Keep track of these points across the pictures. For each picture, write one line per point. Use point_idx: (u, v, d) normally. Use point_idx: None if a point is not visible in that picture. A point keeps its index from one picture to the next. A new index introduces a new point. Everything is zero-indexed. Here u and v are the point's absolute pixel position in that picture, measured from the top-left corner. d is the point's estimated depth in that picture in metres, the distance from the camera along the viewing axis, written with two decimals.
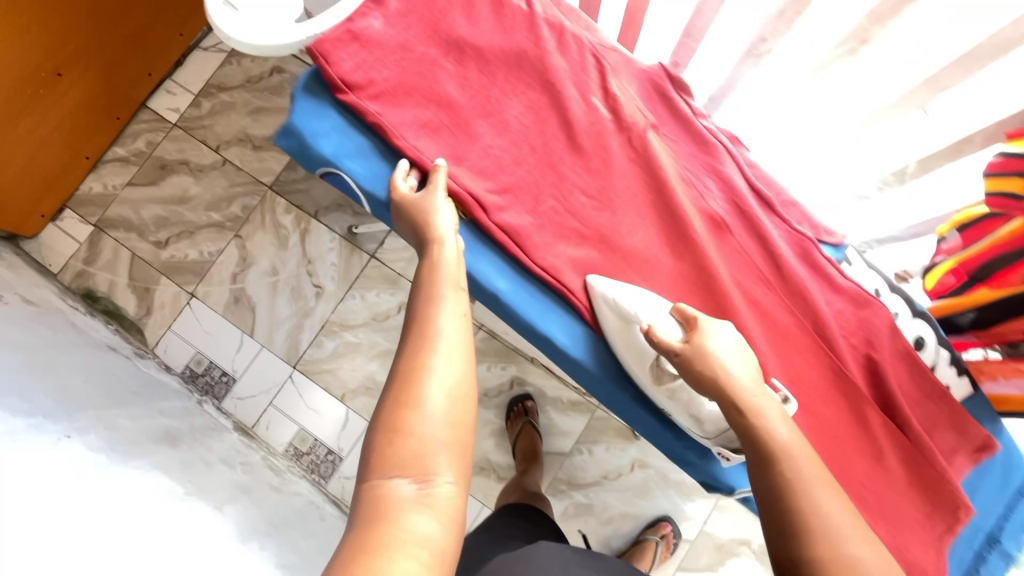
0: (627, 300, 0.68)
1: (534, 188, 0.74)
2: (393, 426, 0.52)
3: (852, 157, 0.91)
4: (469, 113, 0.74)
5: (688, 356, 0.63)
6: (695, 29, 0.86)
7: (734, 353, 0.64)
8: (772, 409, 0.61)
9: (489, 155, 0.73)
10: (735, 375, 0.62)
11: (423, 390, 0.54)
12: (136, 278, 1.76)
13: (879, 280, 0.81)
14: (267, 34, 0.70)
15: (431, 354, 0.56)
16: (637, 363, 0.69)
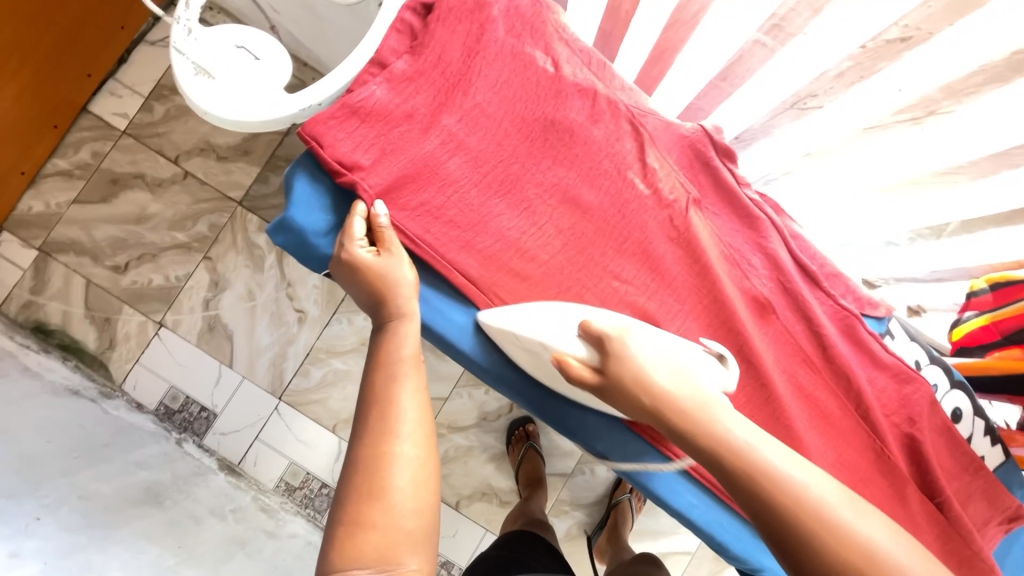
0: (524, 326, 0.60)
1: (559, 278, 0.66)
2: (354, 516, 0.49)
3: (870, 215, 0.86)
4: (486, 193, 0.65)
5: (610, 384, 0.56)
6: (732, 73, 0.78)
7: (654, 357, 0.57)
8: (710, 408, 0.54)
9: (506, 240, 0.65)
10: (655, 382, 0.55)
11: (386, 479, 0.51)
12: (94, 307, 1.60)
13: (920, 352, 0.80)
14: (250, 107, 0.60)
15: (394, 438, 0.53)
16: (548, 376, 0.64)
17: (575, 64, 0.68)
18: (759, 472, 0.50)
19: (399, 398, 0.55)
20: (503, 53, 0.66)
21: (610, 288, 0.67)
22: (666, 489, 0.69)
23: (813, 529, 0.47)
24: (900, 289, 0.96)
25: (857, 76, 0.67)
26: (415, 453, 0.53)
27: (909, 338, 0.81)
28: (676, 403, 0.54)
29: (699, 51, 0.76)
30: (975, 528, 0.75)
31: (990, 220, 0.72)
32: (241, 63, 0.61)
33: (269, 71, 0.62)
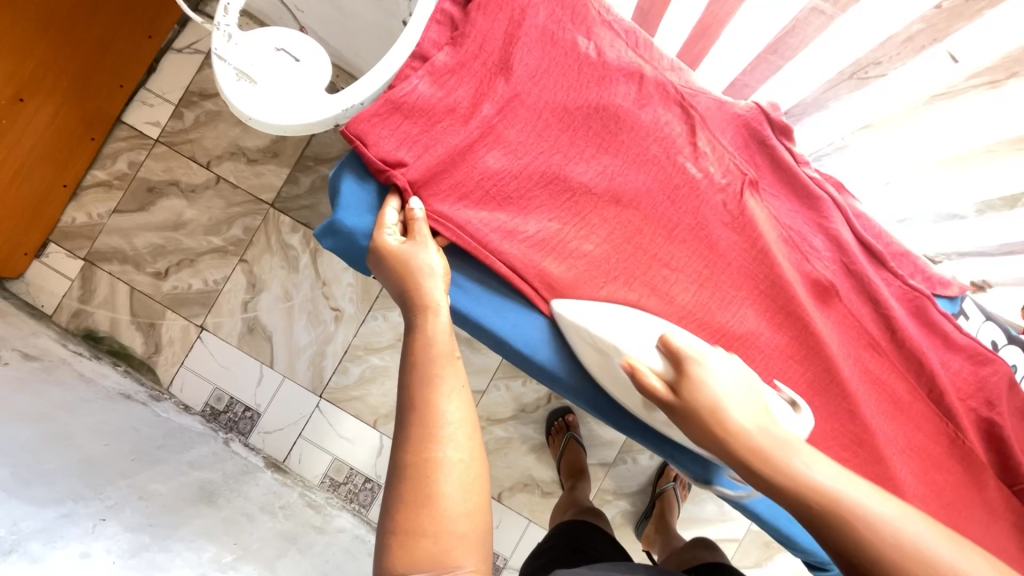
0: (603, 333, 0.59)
1: (606, 264, 0.64)
2: (403, 523, 0.46)
3: (936, 189, 0.82)
4: (528, 186, 0.63)
5: (681, 407, 0.53)
6: (782, 46, 0.74)
7: (732, 387, 0.53)
8: (796, 450, 0.49)
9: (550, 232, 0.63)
10: (728, 412, 0.51)
11: (433, 484, 0.46)
12: (139, 314, 1.64)
13: (997, 331, 0.74)
14: (295, 110, 0.59)
15: (437, 440, 0.48)
16: (622, 392, 0.62)
17: (619, 47, 0.65)
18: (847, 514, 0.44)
19: (440, 396, 0.51)
20: (546, 42, 0.63)
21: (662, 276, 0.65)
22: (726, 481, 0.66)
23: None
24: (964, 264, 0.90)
25: (928, 40, 0.62)
26: (463, 455, 0.48)
27: (984, 317, 0.75)
28: (755, 443, 0.50)
29: (747, 24, 0.72)
30: None
31: None
32: (283, 66, 0.60)
33: (310, 74, 0.61)
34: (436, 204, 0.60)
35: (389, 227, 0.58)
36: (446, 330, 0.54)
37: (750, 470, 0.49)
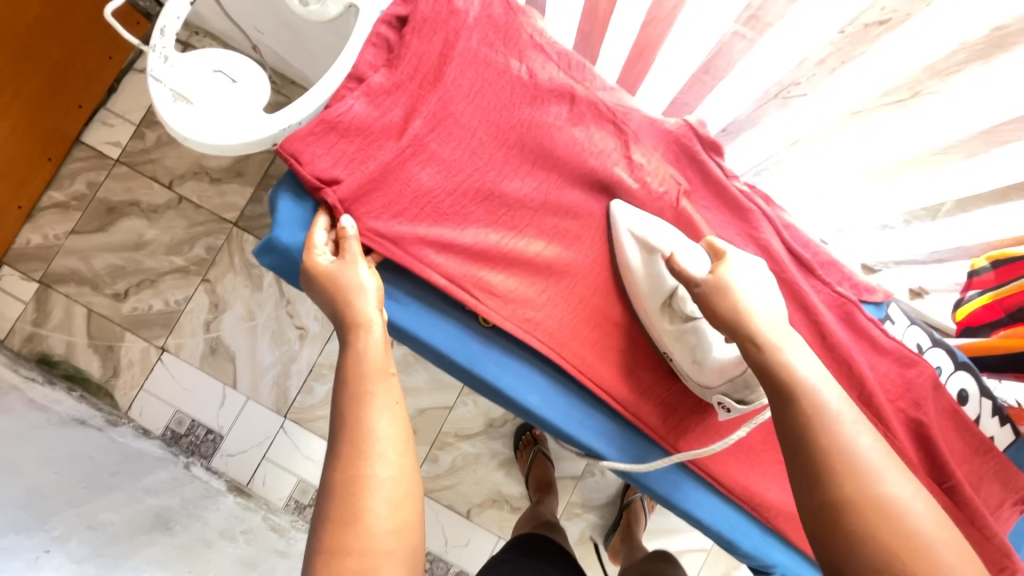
0: (651, 234, 0.64)
1: (542, 274, 0.66)
2: (329, 543, 0.46)
3: (868, 199, 0.87)
4: (464, 201, 0.64)
5: (709, 288, 0.57)
6: (713, 67, 0.78)
7: (751, 288, 0.57)
8: (793, 343, 0.53)
9: (486, 244, 0.64)
10: (742, 302, 0.55)
11: (360, 502, 0.47)
12: (97, 336, 1.60)
13: (922, 334, 0.79)
14: (231, 130, 0.60)
15: (366, 458, 0.49)
16: (646, 293, 0.65)
17: (549, 68, 0.68)
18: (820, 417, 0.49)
19: (371, 413, 0.51)
20: (479, 64, 0.66)
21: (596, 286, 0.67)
22: (666, 488, 0.67)
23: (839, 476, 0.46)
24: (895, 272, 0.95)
25: (839, 61, 0.65)
26: (394, 470, 0.49)
27: (909, 321, 0.80)
28: (756, 330, 0.54)
29: (679, 45, 0.76)
30: (988, 513, 0.74)
31: (984, 200, 0.73)
32: (219, 87, 0.61)
33: (247, 94, 0.62)
34: (372, 219, 0.61)
35: (319, 247, 0.58)
36: (379, 349, 0.55)
37: (757, 351, 0.53)
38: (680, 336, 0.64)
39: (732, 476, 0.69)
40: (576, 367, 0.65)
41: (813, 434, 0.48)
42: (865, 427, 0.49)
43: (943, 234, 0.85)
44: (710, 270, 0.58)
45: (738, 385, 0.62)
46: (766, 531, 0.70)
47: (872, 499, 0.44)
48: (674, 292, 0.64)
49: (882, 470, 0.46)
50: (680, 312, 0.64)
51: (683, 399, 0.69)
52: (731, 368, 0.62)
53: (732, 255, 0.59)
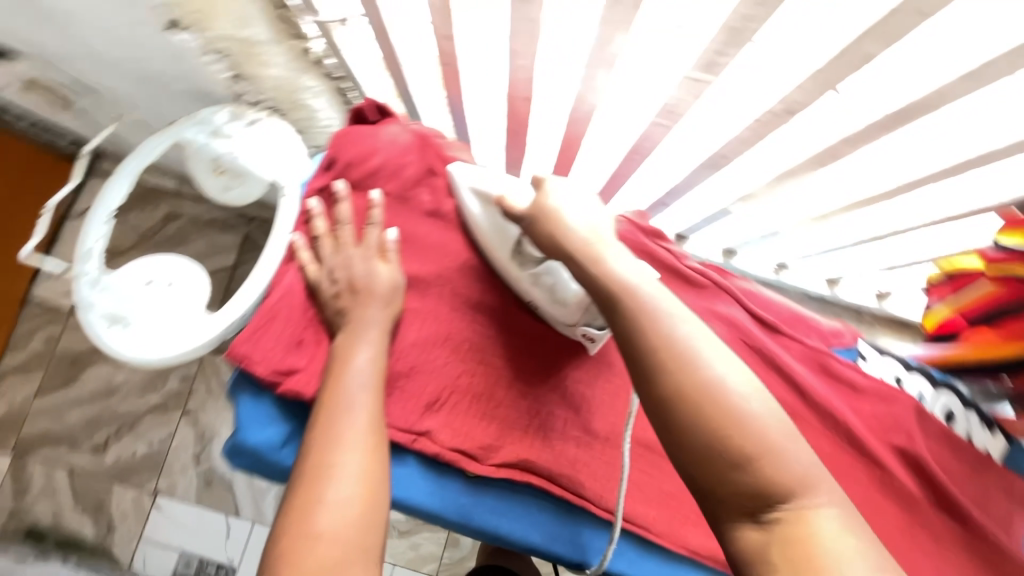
0: (487, 184, 0.62)
1: (523, 406, 0.64)
2: (289, 535, 0.45)
3: (818, 233, 0.90)
4: (426, 348, 0.62)
5: (533, 220, 0.54)
6: (641, 148, 0.79)
7: (577, 209, 0.54)
8: (613, 247, 0.51)
9: (456, 387, 0.62)
10: (566, 219, 0.52)
11: (327, 493, 0.47)
12: (83, 495, 1.54)
13: (896, 366, 0.80)
14: (174, 338, 0.59)
15: (340, 448, 0.49)
16: (495, 240, 0.62)
17: None
18: (657, 332, 0.45)
19: (351, 404, 0.52)
20: (415, 211, 0.65)
21: (570, 404, 0.65)
22: None
23: (703, 392, 0.41)
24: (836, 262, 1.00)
25: (757, 139, 0.67)
26: (362, 465, 0.49)
27: (880, 354, 0.81)
28: (585, 244, 0.51)
29: (606, 131, 0.77)
30: (1005, 531, 0.74)
31: (925, 226, 0.76)
32: (155, 297, 0.60)
33: (185, 296, 0.61)
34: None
35: None
36: None
37: (579, 263, 0.50)
38: (532, 272, 0.61)
39: None
40: (580, 492, 0.63)
41: (652, 355, 0.44)
42: (698, 323, 0.46)
43: (898, 247, 0.88)
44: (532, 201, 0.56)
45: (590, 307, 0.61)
46: None
47: (701, 396, 0.41)
48: (518, 238, 0.61)
49: (700, 352, 0.43)
50: (528, 254, 0.61)
51: (691, 492, 0.66)
52: (587, 301, 0.61)
53: (553, 179, 0.56)
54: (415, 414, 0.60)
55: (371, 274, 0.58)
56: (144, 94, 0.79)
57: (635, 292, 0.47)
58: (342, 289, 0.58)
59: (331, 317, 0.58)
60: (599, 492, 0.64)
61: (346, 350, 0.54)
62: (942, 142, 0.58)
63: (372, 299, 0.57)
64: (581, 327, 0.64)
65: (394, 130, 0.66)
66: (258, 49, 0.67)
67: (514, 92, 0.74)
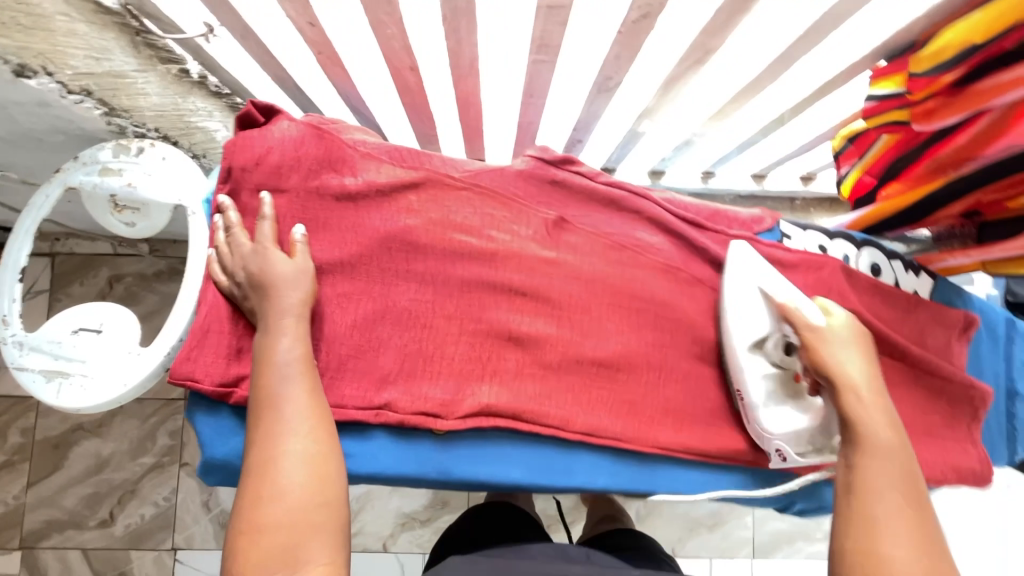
0: (773, 282, 0.70)
1: (474, 356, 0.66)
2: (247, 526, 0.50)
3: (722, 132, 0.95)
4: (366, 326, 0.64)
5: (812, 340, 0.65)
6: (534, 88, 0.82)
7: (852, 362, 0.64)
8: (878, 397, 0.63)
9: (405, 354, 0.64)
10: (825, 349, 0.65)
11: (276, 480, 0.51)
12: (104, 570, 1.54)
13: (819, 236, 0.83)
14: (113, 379, 0.59)
15: (282, 438, 0.53)
16: (751, 328, 0.69)
17: (384, 170, 0.67)
18: (858, 470, 0.59)
19: (286, 396, 0.55)
20: (323, 197, 0.65)
21: (520, 345, 0.67)
22: (670, 484, 0.68)
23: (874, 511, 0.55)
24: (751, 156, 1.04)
25: (631, 52, 0.70)
26: (307, 451, 0.53)
27: (803, 229, 0.83)
28: (836, 375, 0.64)
29: (495, 79, 0.79)
30: (942, 358, 0.81)
31: (811, 99, 0.80)
32: (85, 345, 0.59)
33: (116, 335, 0.60)
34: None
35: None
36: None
37: (836, 389, 0.63)
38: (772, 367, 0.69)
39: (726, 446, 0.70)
40: (546, 422, 0.66)
41: (851, 477, 0.59)
42: (897, 500, 0.56)
43: (801, 127, 0.92)
44: (814, 326, 0.66)
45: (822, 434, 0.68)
46: (773, 476, 0.73)
47: (868, 517, 0.55)
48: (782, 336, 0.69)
49: (882, 493, 0.56)
50: (779, 348, 0.69)
51: (653, 395, 0.70)
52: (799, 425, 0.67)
53: (837, 312, 0.68)
54: (371, 388, 0.62)
55: (266, 263, 0.59)
56: (30, 154, 0.77)
57: (880, 440, 0.60)
58: (246, 287, 0.59)
59: (249, 315, 0.60)
60: (565, 417, 0.66)
61: (268, 343, 0.56)
62: (792, 17, 0.62)
63: (275, 287, 0.58)
64: (770, 440, 0.68)
65: (285, 125, 0.65)
66: (126, 79, 0.67)
67: (395, 63, 0.77)
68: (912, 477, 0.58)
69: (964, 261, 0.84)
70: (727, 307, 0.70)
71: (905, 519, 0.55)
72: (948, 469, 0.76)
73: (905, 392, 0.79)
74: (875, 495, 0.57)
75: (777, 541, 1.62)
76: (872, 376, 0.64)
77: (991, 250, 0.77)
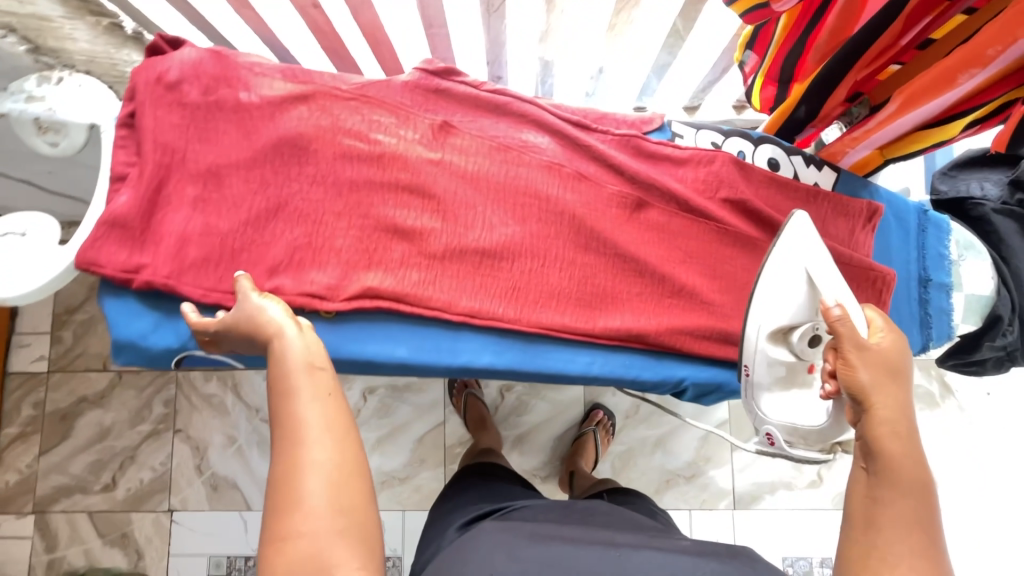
0: (823, 279, 0.69)
1: (362, 247, 0.71)
2: (279, 529, 0.50)
3: (627, 55, 0.99)
4: (260, 222, 0.70)
5: (853, 358, 0.63)
6: (431, 18, 0.88)
7: (887, 380, 0.63)
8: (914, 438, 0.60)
9: (296, 246, 0.70)
10: (886, 398, 0.62)
11: (302, 488, 0.51)
12: (107, 532, 1.64)
13: (713, 134, 0.86)
14: (36, 271, 0.67)
15: (307, 446, 0.53)
16: (785, 309, 0.72)
17: (275, 85, 0.74)
18: (875, 495, 0.58)
19: (304, 407, 0.55)
20: (220, 109, 0.71)
21: (406, 239, 0.72)
22: (554, 362, 0.72)
23: (885, 536, 0.54)
24: (668, 82, 1.07)
25: None
26: (329, 459, 0.53)
27: (696, 129, 0.86)
28: (876, 407, 0.61)
29: (392, 11, 0.86)
30: (843, 245, 0.82)
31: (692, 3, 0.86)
32: (12, 245, 0.67)
33: (40, 238, 0.68)
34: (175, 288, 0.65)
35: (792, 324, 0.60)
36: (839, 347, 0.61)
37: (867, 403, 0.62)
38: (789, 354, 0.75)
39: (610, 325, 0.74)
40: (430, 304, 0.70)
41: (868, 500, 0.58)
42: (920, 536, 0.54)
43: (704, 41, 0.94)
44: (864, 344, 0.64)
45: (811, 438, 0.74)
46: (664, 359, 0.77)
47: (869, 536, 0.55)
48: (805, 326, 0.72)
49: (895, 526, 0.55)
50: (805, 338, 0.73)
51: (536, 281, 0.74)
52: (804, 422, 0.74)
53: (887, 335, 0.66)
54: (265, 274, 0.68)
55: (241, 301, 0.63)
56: None
57: (907, 470, 0.58)
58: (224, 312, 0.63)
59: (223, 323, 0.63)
60: (449, 300, 0.71)
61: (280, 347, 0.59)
62: None
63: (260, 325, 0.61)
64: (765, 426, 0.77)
65: (188, 52, 0.72)
66: (51, 23, 0.76)
67: (297, 2, 0.83)
68: (928, 491, 0.57)
69: (863, 153, 0.83)
70: (763, 277, 0.74)
71: (916, 520, 0.55)
72: None
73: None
74: (883, 500, 0.57)
75: (760, 490, 1.58)
76: (905, 412, 0.62)
77: (875, 129, 0.76)
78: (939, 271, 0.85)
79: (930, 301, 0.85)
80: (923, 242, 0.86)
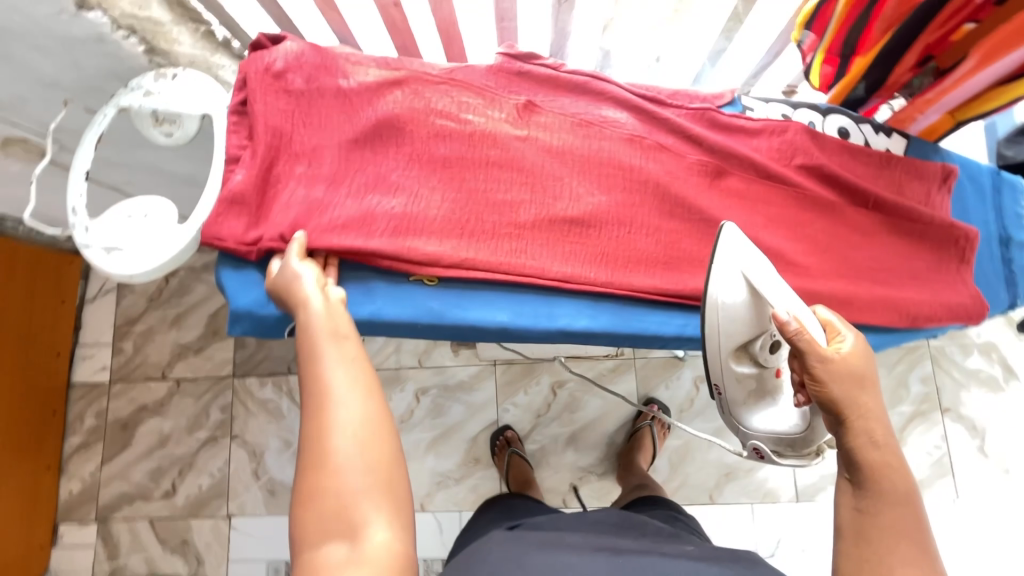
0: (770, 291, 0.69)
1: (458, 218, 0.74)
2: (310, 489, 0.51)
3: (685, 41, 1.03)
4: (362, 197, 0.73)
5: (821, 371, 0.63)
6: (504, 11, 0.92)
7: (862, 384, 0.64)
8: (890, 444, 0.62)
9: (398, 217, 0.73)
10: (863, 404, 0.63)
11: (328, 447, 0.52)
12: (167, 539, 1.64)
13: (782, 107, 0.88)
14: (158, 250, 0.71)
15: (334, 406, 0.55)
16: (740, 329, 0.72)
17: (370, 72, 0.78)
18: (863, 509, 0.60)
19: (332, 370, 0.57)
20: (321, 95, 0.76)
21: (498, 209, 0.75)
22: (649, 325, 0.75)
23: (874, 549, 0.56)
24: (723, 65, 1.09)
25: None
26: (360, 416, 0.55)
27: (765, 102, 0.89)
28: (853, 415, 0.63)
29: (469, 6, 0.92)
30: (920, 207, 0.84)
31: None
32: (137, 225, 0.72)
33: (159, 218, 0.73)
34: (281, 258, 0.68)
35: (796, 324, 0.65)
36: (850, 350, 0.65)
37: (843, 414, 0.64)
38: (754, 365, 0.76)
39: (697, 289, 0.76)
40: (525, 270, 0.73)
41: (858, 512, 0.60)
42: (907, 545, 0.56)
43: (763, 23, 0.98)
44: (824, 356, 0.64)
45: (798, 444, 0.76)
46: None
47: (860, 548, 0.57)
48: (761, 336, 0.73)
49: (885, 541, 0.57)
50: (765, 348, 0.75)
51: (623, 247, 0.77)
52: (780, 429, 0.77)
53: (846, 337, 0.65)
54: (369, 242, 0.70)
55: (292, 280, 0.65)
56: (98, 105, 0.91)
57: (889, 478, 0.60)
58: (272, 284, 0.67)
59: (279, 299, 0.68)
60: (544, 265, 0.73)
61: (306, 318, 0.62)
62: None
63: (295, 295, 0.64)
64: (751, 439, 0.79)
65: (289, 44, 0.77)
66: (163, 28, 0.81)
67: (379, 0, 0.88)
68: (910, 498, 0.59)
69: (932, 118, 0.87)
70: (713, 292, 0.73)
71: (904, 526, 0.57)
72: (927, 307, 0.80)
73: (877, 240, 0.82)
74: (870, 511, 0.59)
75: (822, 483, 1.54)
76: (880, 417, 0.64)
77: (949, 89, 0.79)
78: (1018, 229, 0.86)
79: (1013, 260, 0.85)
80: (999, 203, 0.87)
